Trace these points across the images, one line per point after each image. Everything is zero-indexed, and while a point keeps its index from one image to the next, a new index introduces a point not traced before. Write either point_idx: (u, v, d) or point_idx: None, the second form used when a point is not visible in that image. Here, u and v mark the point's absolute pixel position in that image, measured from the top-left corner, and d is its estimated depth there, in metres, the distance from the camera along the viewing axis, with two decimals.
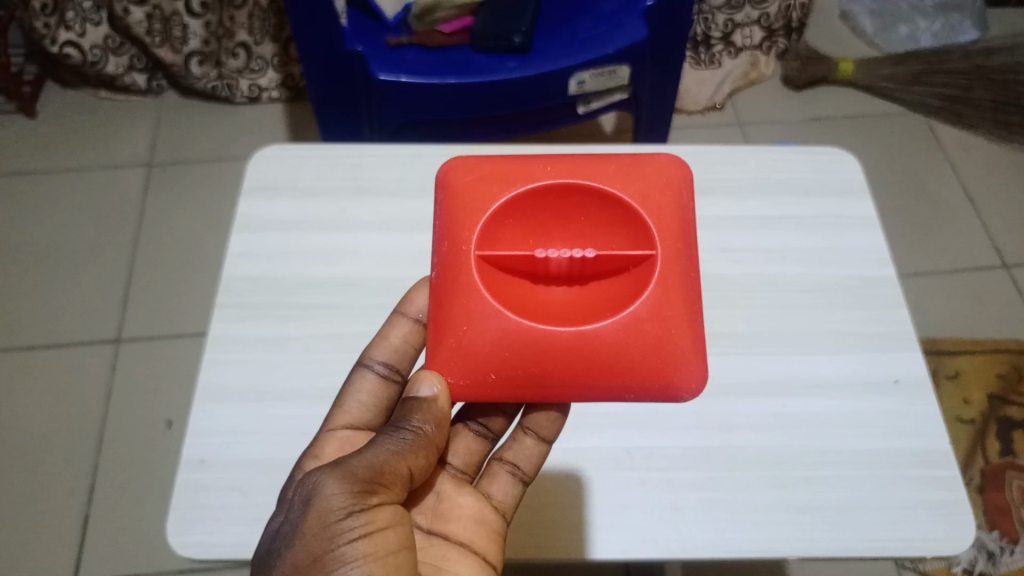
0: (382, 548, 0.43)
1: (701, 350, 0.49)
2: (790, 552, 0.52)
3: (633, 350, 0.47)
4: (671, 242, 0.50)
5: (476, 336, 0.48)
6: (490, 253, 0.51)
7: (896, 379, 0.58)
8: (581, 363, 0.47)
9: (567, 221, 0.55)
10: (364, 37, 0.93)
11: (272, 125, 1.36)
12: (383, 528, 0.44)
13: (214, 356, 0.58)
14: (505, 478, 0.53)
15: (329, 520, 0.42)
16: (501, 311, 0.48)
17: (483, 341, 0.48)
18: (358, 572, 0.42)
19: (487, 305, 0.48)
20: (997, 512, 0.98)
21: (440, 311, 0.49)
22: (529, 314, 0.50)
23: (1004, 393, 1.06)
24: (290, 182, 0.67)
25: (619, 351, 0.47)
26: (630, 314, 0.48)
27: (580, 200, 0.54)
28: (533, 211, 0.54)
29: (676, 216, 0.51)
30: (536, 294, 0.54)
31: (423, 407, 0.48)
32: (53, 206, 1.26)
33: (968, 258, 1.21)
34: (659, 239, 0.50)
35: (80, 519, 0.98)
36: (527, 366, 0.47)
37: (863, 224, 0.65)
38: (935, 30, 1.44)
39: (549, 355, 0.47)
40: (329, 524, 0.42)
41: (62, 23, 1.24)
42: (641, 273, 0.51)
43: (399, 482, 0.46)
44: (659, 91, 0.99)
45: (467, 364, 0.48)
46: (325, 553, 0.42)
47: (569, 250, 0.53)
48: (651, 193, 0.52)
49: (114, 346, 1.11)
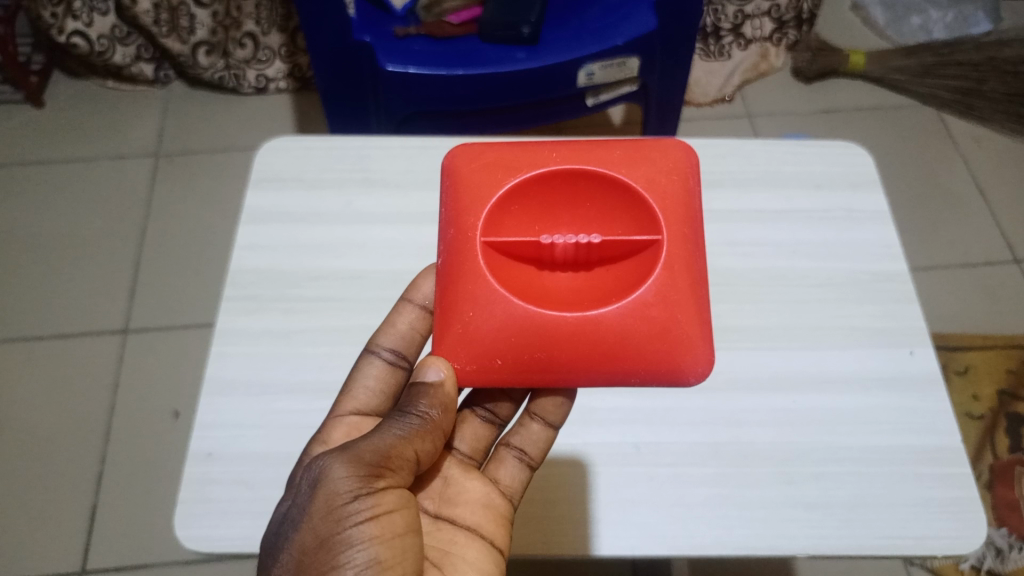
0: (389, 531, 0.43)
1: (708, 335, 0.49)
2: (799, 550, 0.51)
3: (638, 334, 0.47)
4: (678, 225, 0.50)
5: (482, 322, 0.47)
6: (496, 239, 0.51)
7: (912, 351, 0.58)
8: (586, 348, 0.47)
9: (574, 207, 0.54)
10: (371, 27, 0.92)
11: (279, 115, 1.35)
12: (389, 511, 0.44)
13: (219, 348, 0.58)
14: (512, 462, 0.53)
15: (335, 503, 0.42)
16: (507, 296, 0.47)
17: (489, 326, 0.47)
18: (365, 554, 0.42)
19: (492, 290, 0.48)
20: (1006, 508, 0.97)
21: (446, 298, 0.49)
22: (534, 299, 0.50)
23: (1014, 389, 1.05)
24: (296, 173, 0.66)
25: (625, 335, 0.47)
26: (636, 298, 0.47)
27: (586, 186, 0.53)
28: (539, 197, 0.54)
29: (683, 201, 0.51)
30: (541, 281, 0.53)
31: (429, 392, 0.47)
32: (59, 195, 1.26)
33: (979, 252, 1.20)
34: (665, 222, 0.50)
35: (87, 509, 0.98)
36: (533, 351, 0.47)
37: (875, 218, 0.64)
38: (947, 21, 1.43)
39: (555, 339, 0.47)
40: (335, 507, 0.42)
41: (69, 13, 1.23)
42: (647, 258, 0.50)
43: (406, 466, 0.46)
44: (668, 82, 0.98)
45: (473, 349, 0.47)
46: (331, 536, 0.42)
47: (574, 235, 0.53)
48: (656, 177, 0.51)
49: (120, 337, 1.11)
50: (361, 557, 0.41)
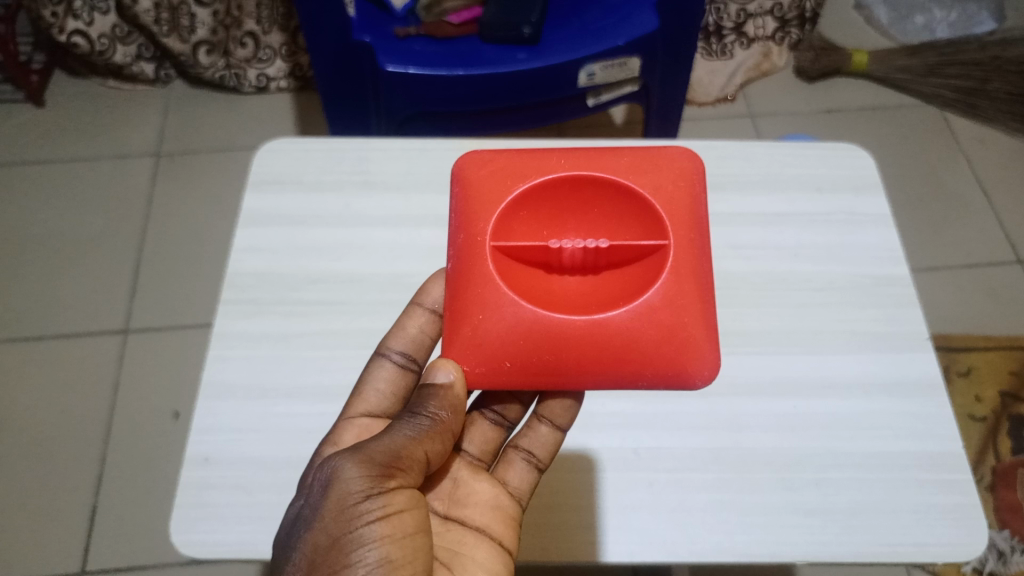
0: (400, 531, 0.43)
1: (714, 340, 0.48)
2: (798, 558, 0.51)
3: (645, 338, 0.46)
4: (684, 231, 0.50)
5: (492, 325, 0.47)
6: (505, 244, 0.50)
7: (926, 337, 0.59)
8: (594, 353, 0.46)
9: (580, 213, 0.54)
10: (372, 27, 0.92)
11: (280, 115, 1.35)
12: (400, 511, 0.43)
13: (217, 352, 0.58)
14: (521, 464, 0.53)
15: (347, 503, 0.42)
16: (516, 300, 0.47)
17: (497, 330, 0.47)
18: (376, 554, 0.41)
19: (501, 294, 0.47)
20: (1008, 511, 0.96)
21: (455, 302, 0.49)
22: (543, 303, 0.50)
23: (1017, 391, 1.05)
24: (296, 176, 0.66)
25: (631, 339, 0.47)
26: (643, 303, 0.47)
27: (593, 193, 0.53)
28: (547, 203, 0.53)
29: (689, 207, 0.51)
30: (550, 285, 0.53)
31: (440, 394, 0.47)
32: (61, 195, 1.26)
33: (983, 253, 1.19)
34: (672, 228, 0.49)
35: (88, 511, 0.98)
36: (542, 355, 0.46)
37: (877, 221, 0.64)
38: (951, 20, 1.42)
39: (563, 344, 0.46)
40: (347, 507, 0.42)
41: (70, 12, 1.23)
42: (654, 263, 0.50)
43: (416, 466, 0.46)
44: (670, 81, 0.98)
45: (482, 353, 0.47)
46: (343, 535, 0.41)
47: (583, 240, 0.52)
48: (663, 184, 0.51)
49: (121, 337, 1.11)
50: (372, 556, 0.41)
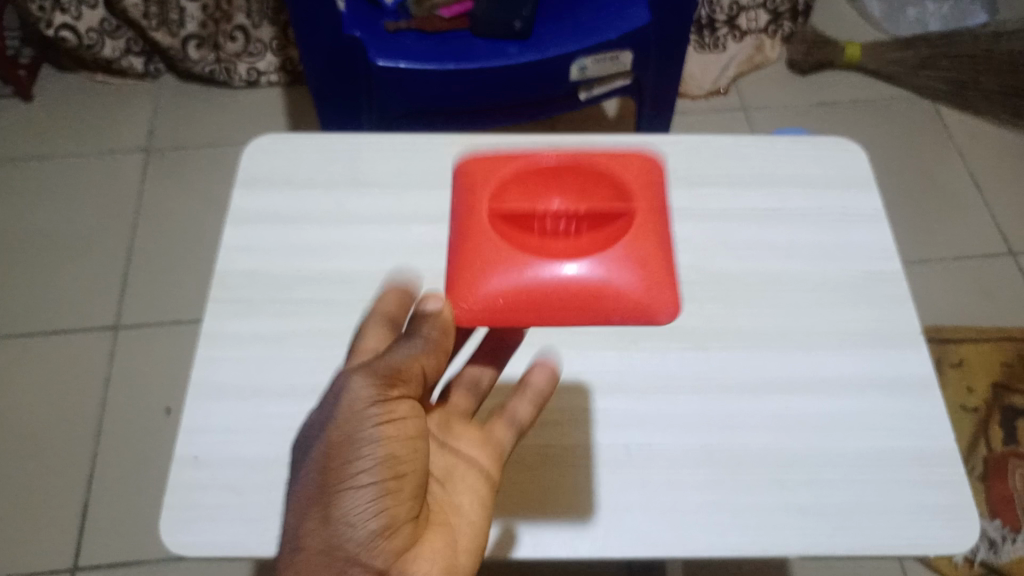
0: (404, 435, 0.40)
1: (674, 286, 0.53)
2: (793, 555, 0.50)
3: (617, 271, 0.51)
4: (648, 188, 0.55)
5: (484, 265, 0.52)
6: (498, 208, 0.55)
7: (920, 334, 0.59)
8: (574, 284, 0.51)
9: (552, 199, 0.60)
10: (364, 22, 0.90)
11: (271, 109, 1.35)
12: (403, 418, 0.40)
13: (207, 352, 0.57)
14: (507, 420, 0.52)
15: (350, 410, 0.39)
16: (508, 240, 0.53)
17: (490, 266, 0.52)
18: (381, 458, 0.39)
19: (493, 237, 0.53)
20: (1000, 502, 0.97)
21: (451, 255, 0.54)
22: None
23: (1009, 382, 1.05)
24: (287, 174, 0.66)
25: (601, 300, 0.51)
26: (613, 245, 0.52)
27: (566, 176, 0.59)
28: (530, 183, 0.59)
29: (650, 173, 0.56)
30: None
31: (433, 312, 0.44)
32: (49, 191, 1.25)
33: (976, 246, 1.19)
34: (635, 186, 0.55)
35: (79, 508, 0.97)
36: (529, 288, 0.51)
37: (869, 218, 0.64)
38: (944, 13, 1.43)
39: (546, 281, 0.51)
40: (350, 415, 0.39)
41: (57, 6, 1.23)
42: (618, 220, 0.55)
43: (418, 380, 0.43)
44: (663, 73, 0.98)
45: (475, 291, 0.52)
46: (347, 441, 0.39)
47: None
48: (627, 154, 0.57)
49: (112, 333, 1.10)
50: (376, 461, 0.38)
